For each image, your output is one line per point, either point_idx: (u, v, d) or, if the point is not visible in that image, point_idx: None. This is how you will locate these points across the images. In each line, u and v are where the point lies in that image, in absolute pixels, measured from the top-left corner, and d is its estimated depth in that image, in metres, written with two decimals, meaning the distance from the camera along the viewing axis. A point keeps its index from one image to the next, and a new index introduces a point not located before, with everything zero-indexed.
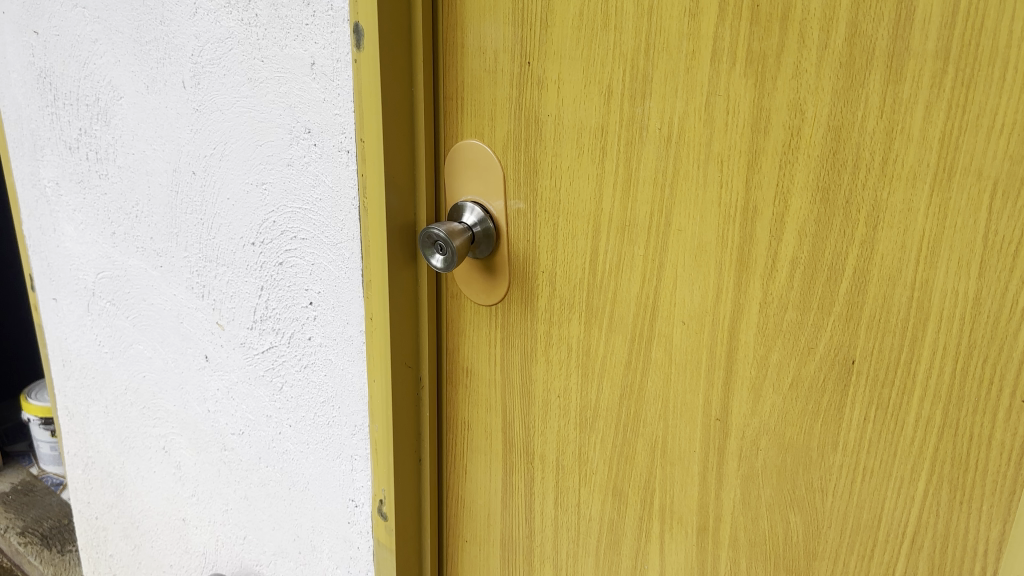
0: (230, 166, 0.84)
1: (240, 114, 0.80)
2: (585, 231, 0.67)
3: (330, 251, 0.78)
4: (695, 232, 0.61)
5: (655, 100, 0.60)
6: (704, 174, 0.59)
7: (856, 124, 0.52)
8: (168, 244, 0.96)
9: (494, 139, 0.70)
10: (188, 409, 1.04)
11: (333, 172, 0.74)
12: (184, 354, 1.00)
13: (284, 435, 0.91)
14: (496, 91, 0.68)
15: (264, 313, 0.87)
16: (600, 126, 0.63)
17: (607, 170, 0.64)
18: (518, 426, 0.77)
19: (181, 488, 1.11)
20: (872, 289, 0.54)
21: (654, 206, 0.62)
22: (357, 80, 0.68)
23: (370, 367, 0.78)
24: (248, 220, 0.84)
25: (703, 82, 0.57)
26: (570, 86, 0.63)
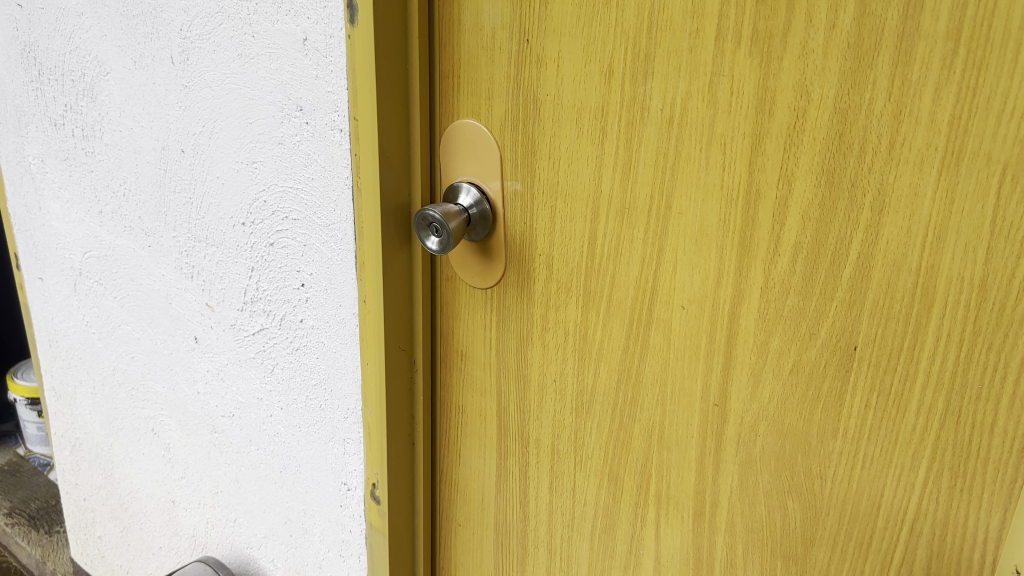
0: (219, 144, 0.82)
1: (230, 91, 0.78)
2: (584, 213, 0.66)
3: (322, 232, 0.76)
4: (696, 215, 0.60)
5: (657, 79, 0.58)
6: (706, 157, 0.58)
7: (863, 107, 0.50)
8: (156, 224, 0.94)
9: (491, 119, 0.68)
10: (177, 390, 1.03)
11: (326, 151, 0.73)
12: (173, 335, 0.99)
13: (275, 418, 0.90)
14: (493, 69, 0.67)
15: (255, 294, 0.86)
16: (600, 106, 0.62)
17: (606, 151, 0.62)
18: (513, 410, 0.76)
19: (171, 470, 1.10)
20: (876, 274, 0.53)
21: (654, 188, 0.61)
22: (351, 57, 0.67)
23: (364, 349, 0.77)
24: (238, 199, 0.82)
25: (707, 62, 0.56)
26: (569, 65, 0.62)
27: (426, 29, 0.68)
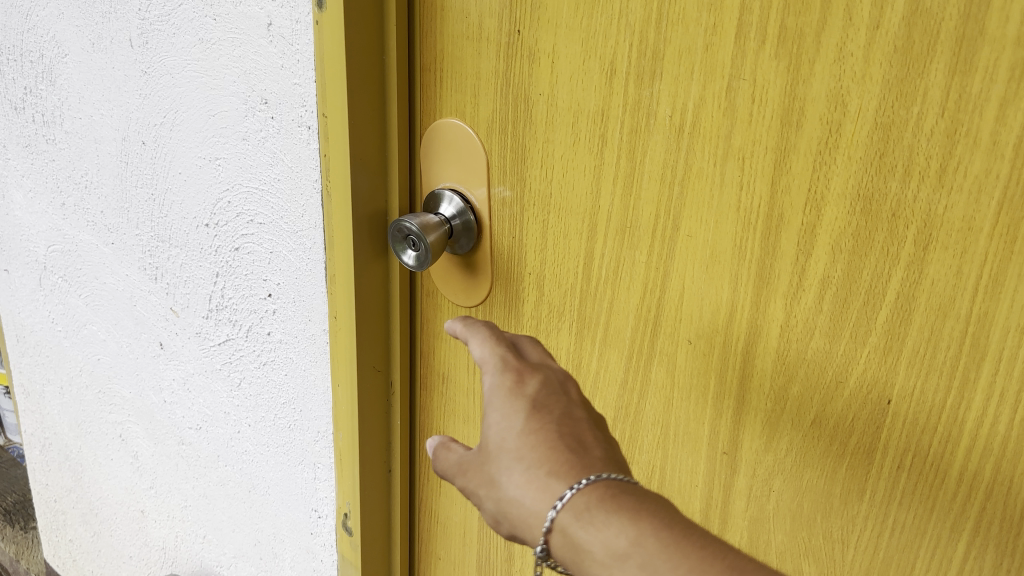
0: (181, 137, 0.74)
1: (191, 79, 0.71)
2: (579, 230, 0.58)
3: (290, 239, 0.68)
4: (707, 239, 0.52)
5: (666, 81, 0.50)
6: (721, 173, 0.50)
7: (910, 123, 0.42)
8: (119, 220, 0.86)
9: (477, 118, 0.60)
10: (144, 397, 0.96)
11: (293, 150, 0.65)
12: (138, 339, 0.92)
13: (243, 435, 0.83)
14: (480, 63, 0.58)
15: (220, 302, 0.78)
16: (600, 110, 0.54)
17: (606, 160, 0.54)
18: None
19: (139, 479, 1.03)
20: (917, 318, 0.45)
21: (660, 207, 0.53)
22: (319, 46, 0.59)
23: (335, 370, 0.69)
24: (201, 199, 0.75)
25: (725, 63, 0.47)
26: (565, 60, 0.54)
27: (405, 16, 0.60)
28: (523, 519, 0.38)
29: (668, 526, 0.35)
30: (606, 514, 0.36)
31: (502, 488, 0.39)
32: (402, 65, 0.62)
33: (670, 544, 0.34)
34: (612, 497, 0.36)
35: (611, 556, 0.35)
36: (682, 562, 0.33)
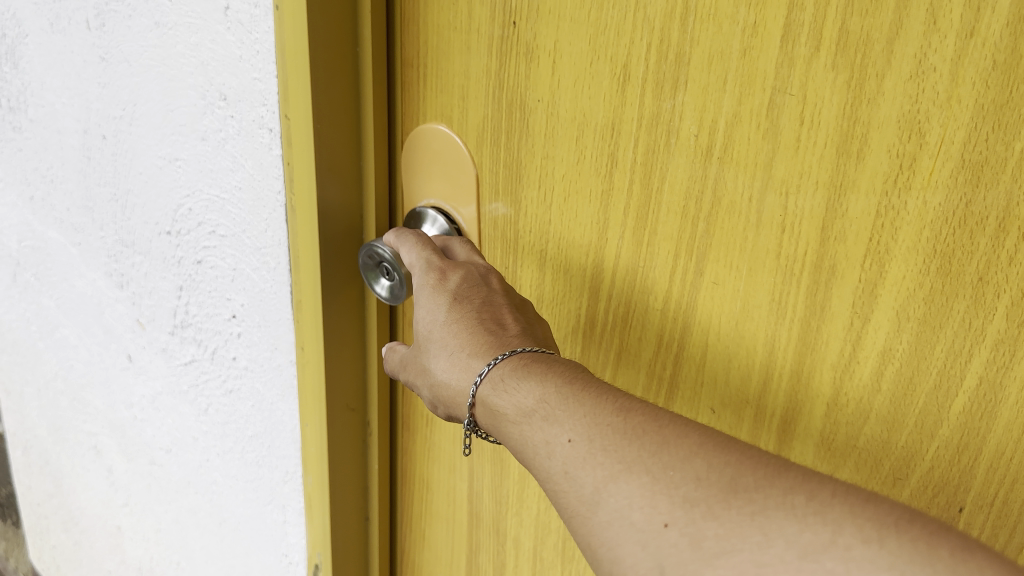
0: (140, 133, 0.65)
1: (148, 68, 0.61)
2: (582, 267, 0.48)
3: (253, 256, 0.59)
4: (737, 290, 0.41)
5: (691, 91, 0.40)
6: (758, 212, 0.39)
7: (1011, 162, 0.32)
8: (84, 220, 0.78)
9: (466, 126, 0.50)
10: (115, 410, 0.87)
11: (253, 155, 0.55)
12: (107, 349, 0.84)
13: (212, 464, 0.75)
14: (469, 60, 0.48)
15: (185, 318, 0.69)
16: (610, 123, 0.43)
17: (616, 184, 0.44)
18: (487, 499, 0.59)
19: (114, 495, 0.95)
20: (1004, 413, 0.35)
21: (680, 248, 0.43)
22: (279, 36, 0.49)
23: (302, 405, 0.61)
24: (162, 203, 0.66)
25: (768, 73, 0.37)
26: (567, 60, 0.44)
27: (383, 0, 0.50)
28: (455, 397, 0.45)
29: (571, 380, 0.38)
30: (516, 380, 0.40)
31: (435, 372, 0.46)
32: (380, 60, 0.52)
33: (569, 395, 0.37)
34: (523, 366, 0.41)
35: (520, 413, 0.39)
36: (579, 408, 0.36)
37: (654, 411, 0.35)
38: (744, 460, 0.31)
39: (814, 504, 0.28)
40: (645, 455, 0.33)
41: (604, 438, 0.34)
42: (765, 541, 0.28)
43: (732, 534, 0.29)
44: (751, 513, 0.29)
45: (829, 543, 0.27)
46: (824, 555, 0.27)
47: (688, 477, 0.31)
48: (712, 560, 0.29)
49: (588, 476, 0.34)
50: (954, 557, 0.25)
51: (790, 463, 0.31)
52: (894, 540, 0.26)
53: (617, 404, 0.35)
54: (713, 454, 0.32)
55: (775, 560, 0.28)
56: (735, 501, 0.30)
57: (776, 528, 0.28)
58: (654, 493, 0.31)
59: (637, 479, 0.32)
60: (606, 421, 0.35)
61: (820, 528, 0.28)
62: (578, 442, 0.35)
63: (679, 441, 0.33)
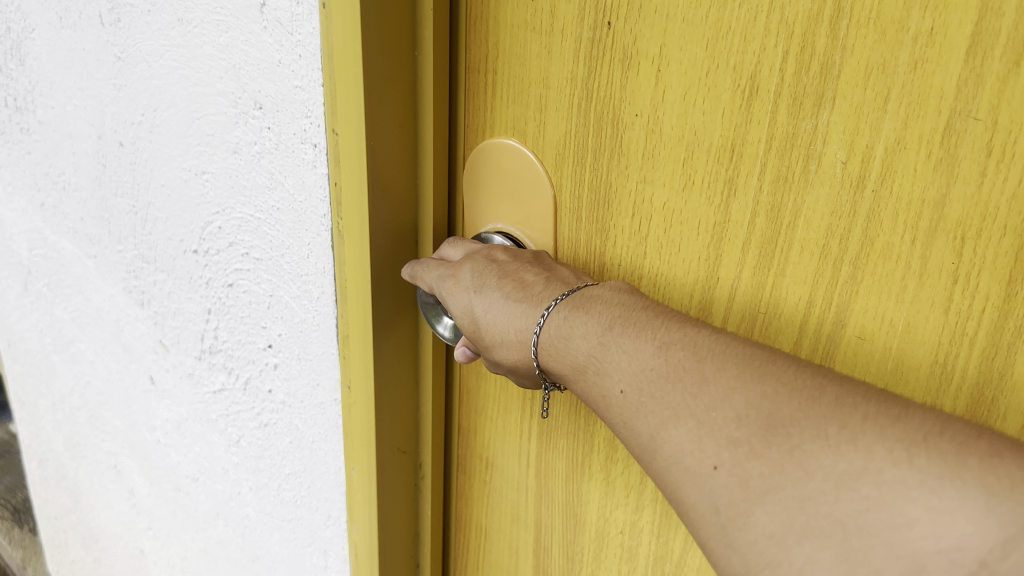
0: (162, 141, 0.58)
1: (170, 70, 0.54)
2: (684, 310, 0.41)
3: (293, 283, 0.53)
4: (890, 349, 0.35)
5: (840, 110, 0.33)
6: (924, 261, 0.32)
7: None
8: (100, 230, 0.71)
9: (542, 142, 0.43)
10: (137, 432, 0.81)
11: (294, 172, 0.48)
12: (127, 368, 0.77)
13: (244, 498, 0.69)
14: (549, 66, 0.41)
15: (214, 344, 0.63)
16: (728, 145, 0.36)
17: (733, 217, 0.37)
18: (557, 554, 0.53)
19: (136, 516, 0.90)
20: None
21: (815, 296, 0.36)
22: (326, 38, 0.41)
23: (346, 450, 0.54)
24: (188, 219, 0.59)
25: (948, 91, 0.30)
26: (676, 68, 0.37)
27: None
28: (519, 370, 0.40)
29: (605, 318, 0.35)
30: (563, 338, 0.36)
31: (495, 357, 0.41)
32: (441, 63, 0.45)
33: (611, 342, 0.34)
34: (567, 322, 0.36)
35: (576, 371, 0.36)
36: (621, 355, 0.33)
37: (695, 340, 0.32)
38: (781, 390, 0.28)
39: (847, 430, 0.26)
40: (687, 399, 0.30)
41: (652, 383, 0.31)
42: (806, 475, 0.26)
43: (777, 473, 0.27)
44: (791, 449, 0.27)
45: (864, 471, 0.25)
46: (858, 482, 0.25)
47: (729, 416, 0.28)
48: (760, 499, 0.27)
49: (642, 425, 0.31)
50: (983, 464, 0.23)
51: (824, 386, 0.28)
52: (923, 459, 0.24)
53: (655, 340, 0.32)
54: (752, 386, 0.29)
55: (817, 494, 0.26)
56: (775, 438, 0.27)
57: (815, 462, 0.26)
58: (700, 437, 0.29)
59: (684, 424, 0.29)
60: (650, 367, 0.32)
61: (852, 457, 0.25)
62: (629, 393, 0.32)
63: (716, 376, 0.30)
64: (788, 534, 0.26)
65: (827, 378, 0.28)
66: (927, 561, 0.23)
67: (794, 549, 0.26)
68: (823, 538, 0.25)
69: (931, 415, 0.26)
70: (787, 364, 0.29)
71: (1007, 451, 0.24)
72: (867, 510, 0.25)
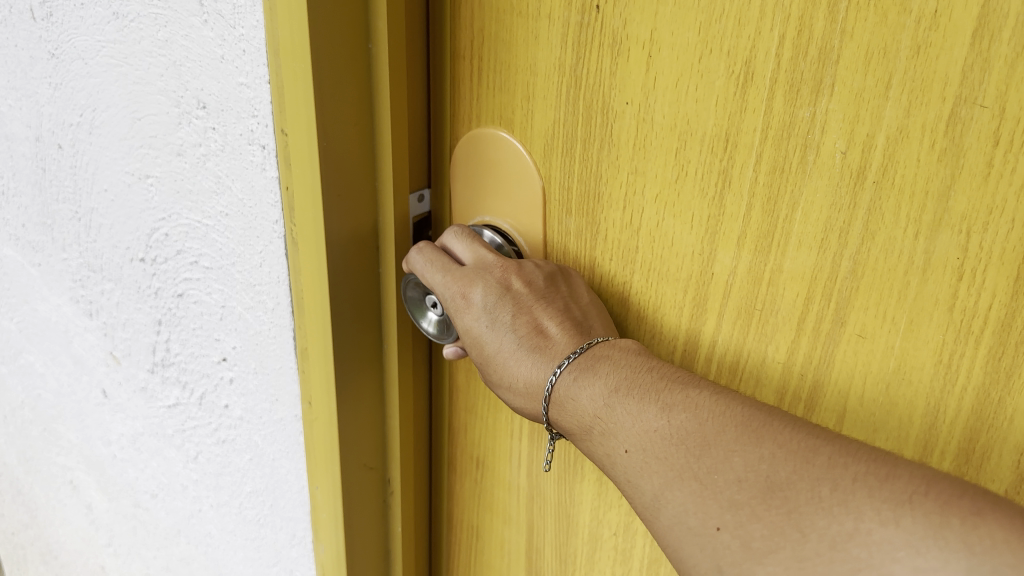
0: (102, 143, 0.54)
1: (106, 68, 0.50)
2: (678, 305, 0.39)
3: (248, 294, 0.50)
4: (893, 344, 0.33)
5: (839, 97, 0.30)
6: (931, 254, 0.30)
7: None
8: (43, 237, 0.67)
9: (530, 133, 0.40)
10: (92, 446, 0.78)
11: (242, 175, 0.46)
12: (79, 381, 0.74)
13: (205, 516, 0.67)
14: (537, 54, 0.38)
15: (166, 357, 0.60)
16: (723, 133, 0.34)
17: (727, 210, 0.35)
18: (549, 554, 0.53)
19: (96, 533, 0.87)
20: None
21: (818, 293, 0.34)
22: (272, 31, 0.37)
23: (316, 524, 0.53)
24: (133, 225, 0.55)
25: (953, 76, 0.28)
26: (667, 54, 0.34)
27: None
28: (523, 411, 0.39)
29: (614, 379, 0.34)
30: (572, 394, 0.36)
31: (500, 394, 0.40)
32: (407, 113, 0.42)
33: (619, 402, 0.33)
34: (577, 378, 0.36)
35: (582, 428, 0.35)
36: (627, 417, 0.33)
37: (696, 401, 0.32)
38: (778, 453, 0.28)
39: (838, 493, 0.26)
40: (690, 460, 0.30)
41: (659, 445, 0.31)
42: (802, 538, 0.26)
43: (777, 535, 0.27)
44: (789, 512, 0.27)
45: (854, 531, 0.25)
46: (849, 543, 0.25)
47: (731, 479, 0.29)
48: (762, 559, 0.27)
49: (647, 484, 0.31)
50: (965, 524, 0.24)
51: (818, 446, 0.28)
52: (909, 518, 0.25)
53: (659, 403, 0.32)
54: (751, 449, 0.29)
55: (813, 555, 0.26)
56: (774, 501, 0.27)
57: (810, 524, 0.26)
58: (703, 499, 0.29)
59: (687, 486, 0.30)
60: (654, 428, 0.32)
61: (844, 518, 0.26)
62: (634, 453, 0.32)
63: (718, 440, 0.30)
64: None
65: (815, 436, 0.29)
66: None
67: None
68: None
69: (917, 472, 0.26)
70: (781, 423, 0.30)
71: (989, 507, 0.24)
72: (859, 570, 0.25)
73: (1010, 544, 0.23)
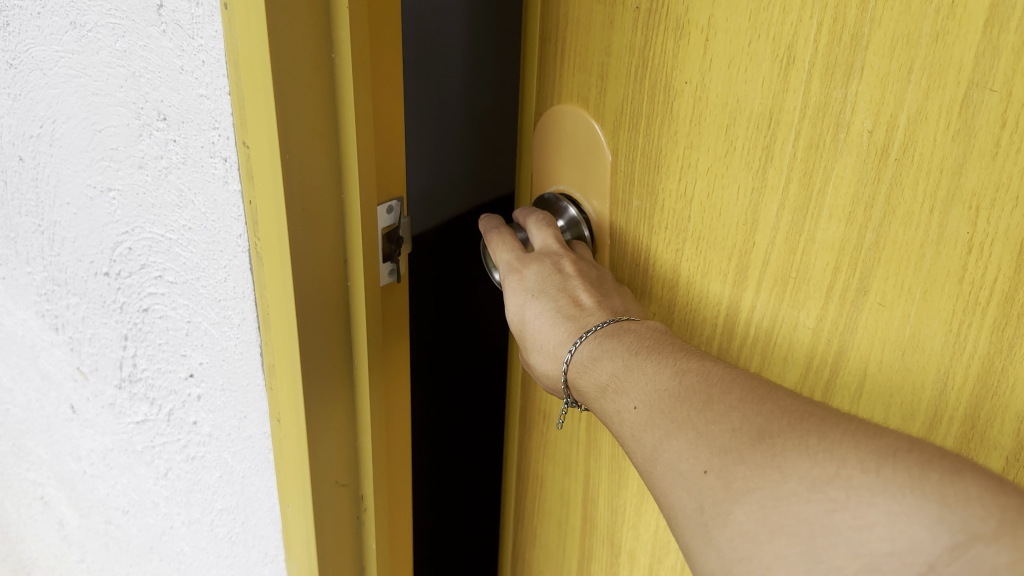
0: (64, 156, 0.54)
1: (66, 79, 0.50)
2: (723, 270, 0.41)
3: (212, 309, 0.50)
4: (909, 316, 0.35)
5: (868, 81, 0.33)
6: (941, 232, 0.33)
7: None
8: (7, 251, 0.67)
9: (602, 108, 0.43)
10: (61, 461, 0.77)
11: (204, 189, 0.45)
12: (47, 397, 0.73)
13: (177, 533, 0.68)
14: (612, 37, 0.41)
15: (133, 372, 0.60)
16: (767, 113, 0.37)
17: (769, 182, 0.38)
18: (603, 505, 0.55)
19: (68, 549, 0.85)
20: None
21: (846, 260, 0.36)
22: (231, 41, 0.37)
23: (288, 543, 0.53)
24: (96, 239, 0.55)
25: (965, 62, 0.31)
26: (722, 39, 0.37)
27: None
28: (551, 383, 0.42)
29: (637, 344, 0.37)
30: (594, 359, 0.38)
31: (533, 365, 0.43)
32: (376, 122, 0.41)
33: (635, 364, 0.36)
34: (599, 343, 0.38)
35: (597, 389, 0.37)
36: (641, 375, 0.35)
37: (708, 368, 0.34)
38: (775, 412, 0.30)
39: (825, 442, 0.28)
40: (692, 412, 0.32)
41: (666, 398, 0.33)
42: (781, 478, 0.29)
43: (757, 475, 0.29)
44: (773, 456, 0.29)
45: (834, 477, 0.28)
46: (829, 486, 0.28)
47: (726, 429, 0.31)
48: (740, 499, 0.29)
49: (648, 436, 0.33)
50: (943, 479, 0.26)
51: (815, 409, 0.30)
52: (889, 469, 0.27)
53: (674, 366, 0.34)
54: (751, 406, 0.31)
55: (790, 495, 0.28)
56: (761, 446, 0.30)
57: (792, 467, 0.29)
58: (696, 446, 0.31)
59: (684, 436, 0.32)
60: (664, 386, 0.34)
61: (826, 463, 0.28)
62: (640, 409, 0.34)
63: (722, 397, 0.32)
64: (760, 531, 0.28)
65: (814, 405, 0.31)
66: (882, 562, 0.26)
67: (765, 546, 0.28)
68: (791, 535, 0.28)
69: (906, 435, 0.28)
70: (788, 395, 0.31)
71: (966, 467, 0.26)
72: (833, 510, 0.27)
73: (984, 499, 0.25)
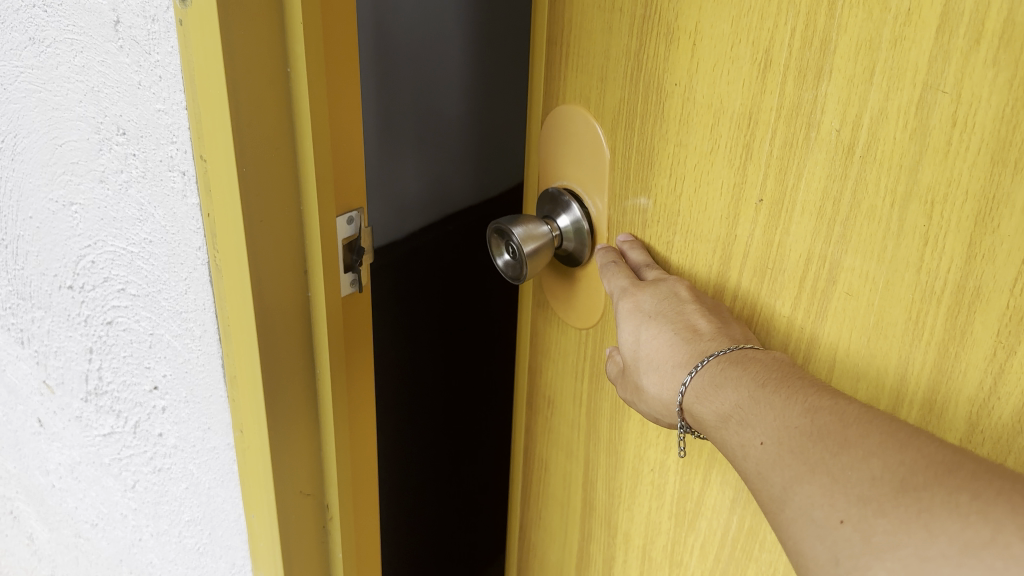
0: (26, 169, 0.54)
1: (26, 94, 0.50)
2: (707, 267, 0.45)
3: (173, 321, 0.50)
4: (874, 303, 0.38)
5: (836, 82, 0.36)
6: (897, 220, 0.36)
7: None
8: None
9: (601, 108, 0.47)
10: (31, 475, 0.76)
11: (165, 203, 0.45)
12: (14, 411, 0.73)
13: (146, 545, 0.68)
14: (610, 41, 0.45)
15: (99, 385, 0.60)
16: (746, 113, 0.40)
17: (749, 177, 0.41)
18: (601, 489, 0.57)
19: (38, 563, 0.84)
20: None
21: (817, 248, 0.39)
22: (187, 59, 0.38)
23: (254, 553, 0.54)
24: (60, 253, 0.55)
25: (919, 66, 0.33)
26: (708, 43, 0.40)
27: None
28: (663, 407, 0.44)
29: (763, 376, 0.38)
30: (715, 390, 0.39)
31: (642, 386, 0.45)
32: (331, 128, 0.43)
33: (761, 399, 0.37)
34: (721, 371, 0.40)
35: (718, 420, 0.39)
36: (769, 411, 0.36)
37: (842, 406, 0.34)
38: (919, 460, 0.31)
39: (978, 502, 0.29)
40: (827, 456, 0.33)
41: (797, 436, 0.35)
42: (930, 537, 0.29)
43: (901, 530, 0.30)
44: (918, 512, 0.30)
45: (989, 541, 0.28)
46: (984, 551, 0.28)
47: (864, 477, 0.32)
48: (880, 554, 0.30)
49: (778, 476, 0.35)
50: None
51: (962, 460, 0.30)
52: None
53: (805, 403, 0.35)
54: (891, 454, 0.32)
55: (939, 555, 0.29)
56: (904, 500, 0.30)
57: (941, 526, 0.29)
58: (832, 492, 0.32)
59: (818, 480, 0.33)
60: (795, 424, 0.35)
61: (980, 526, 0.28)
62: (769, 446, 0.35)
63: (859, 441, 0.33)
64: None
65: (958, 452, 0.31)
66: None
67: None
68: None
69: None
70: (931, 441, 0.32)
71: None
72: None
73: None
